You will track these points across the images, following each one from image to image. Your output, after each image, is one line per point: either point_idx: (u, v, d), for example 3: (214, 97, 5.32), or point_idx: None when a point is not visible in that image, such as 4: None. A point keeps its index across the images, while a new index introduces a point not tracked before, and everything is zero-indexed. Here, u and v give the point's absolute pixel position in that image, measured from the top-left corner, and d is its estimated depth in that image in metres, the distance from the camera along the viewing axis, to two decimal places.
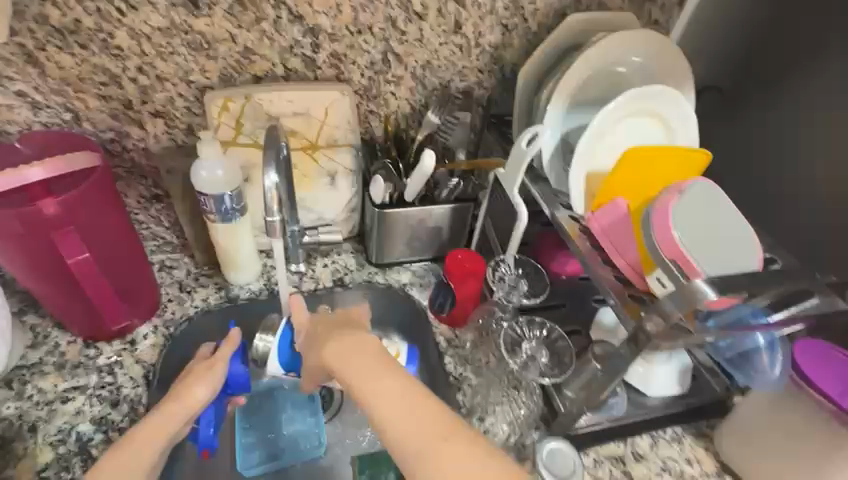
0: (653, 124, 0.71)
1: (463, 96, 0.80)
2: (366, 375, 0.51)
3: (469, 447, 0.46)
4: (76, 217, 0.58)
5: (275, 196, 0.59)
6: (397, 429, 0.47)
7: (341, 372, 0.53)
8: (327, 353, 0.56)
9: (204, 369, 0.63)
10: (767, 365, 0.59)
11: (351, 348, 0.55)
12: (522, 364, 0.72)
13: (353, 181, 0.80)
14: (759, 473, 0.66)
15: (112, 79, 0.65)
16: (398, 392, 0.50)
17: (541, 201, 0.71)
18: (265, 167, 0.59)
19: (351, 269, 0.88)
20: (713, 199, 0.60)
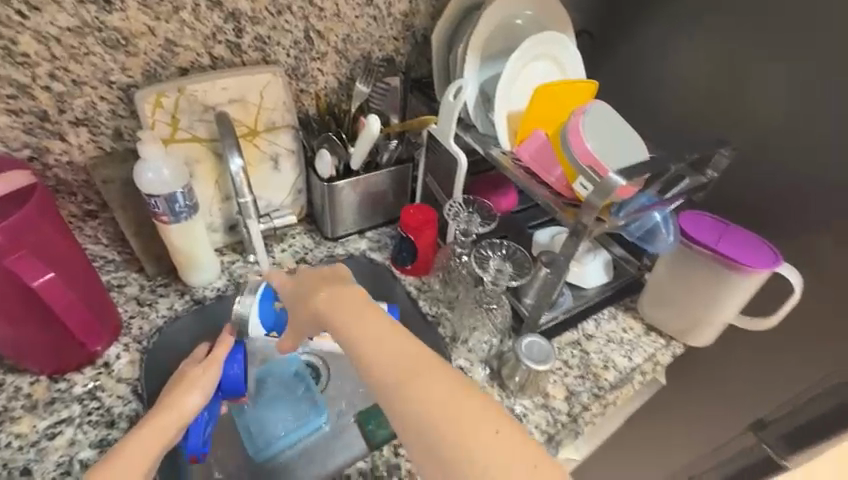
0: (549, 65, 0.81)
1: (385, 63, 0.85)
2: (377, 331, 0.51)
3: (445, 376, 0.47)
4: (24, 241, 0.55)
5: (244, 178, 0.65)
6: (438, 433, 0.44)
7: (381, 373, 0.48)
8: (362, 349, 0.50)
9: (200, 372, 0.61)
10: (664, 234, 0.74)
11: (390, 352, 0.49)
12: (493, 276, 0.75)
13: (296, 162, 0.86)
14: (677, 323, 0.82)
15: (20, 90, 0.61)
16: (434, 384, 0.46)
17: (475, 144, 0.79)
18: (229, 152, 0.65)
19: (309, 247, 0.94)
20: (605, 111, 0.69)
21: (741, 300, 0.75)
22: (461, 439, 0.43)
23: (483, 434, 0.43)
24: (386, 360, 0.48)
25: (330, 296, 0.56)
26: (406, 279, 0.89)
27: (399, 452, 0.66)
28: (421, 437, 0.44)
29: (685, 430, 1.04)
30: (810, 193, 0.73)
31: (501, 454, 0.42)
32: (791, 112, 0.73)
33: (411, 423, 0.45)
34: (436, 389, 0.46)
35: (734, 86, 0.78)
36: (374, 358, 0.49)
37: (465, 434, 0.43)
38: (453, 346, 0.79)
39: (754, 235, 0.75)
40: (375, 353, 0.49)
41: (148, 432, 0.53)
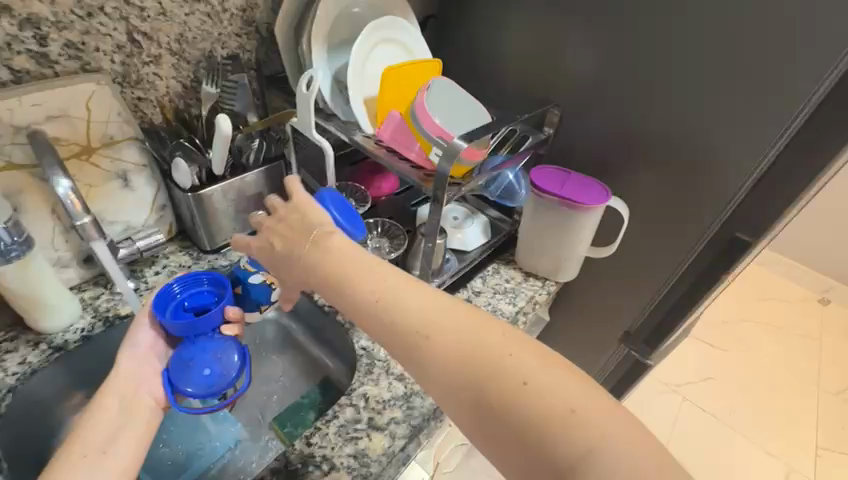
0: (396, 49, 0.85)
1: (230, 60, 0.81)
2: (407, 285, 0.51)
3: (465, 328, 0.47)
4: None
5: (74, 198, 0.59)
6: (466, 373, 0.45)
7: (410, 322, 0.49)
8: (391, 299, 0.50)
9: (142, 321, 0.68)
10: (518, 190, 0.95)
11: (422, 304, 0.49)
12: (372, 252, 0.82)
13: (151, 176, 0.79)
14: (547, 265, 0.94)
15: None
16: (467, 333, 0.47)
17: (338, 132, 0.80)
18: (50, 174, 0.58)
19: (186, 264, 0.89)
20: (448, 86, 0.75)
21: (588, 235, 0.88)
22: (494, 383, 0.43)
23: (513, 383, 0.43)
24: (408, 311, 0.49)
25: (338, 257, 0.56)
26: None
27: (310, 442, 0.66)
28: (446, 382, 0.46)
29: (574, 355, 1.20)
30: (625, 136, 0.87)
31: (535, 400, 0.42)
32: (599, 70, 0.85)
33: (439, 371, 0.46)
34: (479, 339, 0.46)
35: (554, 52, 0.90)
36: (404, 305, 0.50)
37: (490, 377, 0.44)
38: (352, 330, 0.82)
39: (589, 178, 0.88)
40: (406, 301, 0.50)
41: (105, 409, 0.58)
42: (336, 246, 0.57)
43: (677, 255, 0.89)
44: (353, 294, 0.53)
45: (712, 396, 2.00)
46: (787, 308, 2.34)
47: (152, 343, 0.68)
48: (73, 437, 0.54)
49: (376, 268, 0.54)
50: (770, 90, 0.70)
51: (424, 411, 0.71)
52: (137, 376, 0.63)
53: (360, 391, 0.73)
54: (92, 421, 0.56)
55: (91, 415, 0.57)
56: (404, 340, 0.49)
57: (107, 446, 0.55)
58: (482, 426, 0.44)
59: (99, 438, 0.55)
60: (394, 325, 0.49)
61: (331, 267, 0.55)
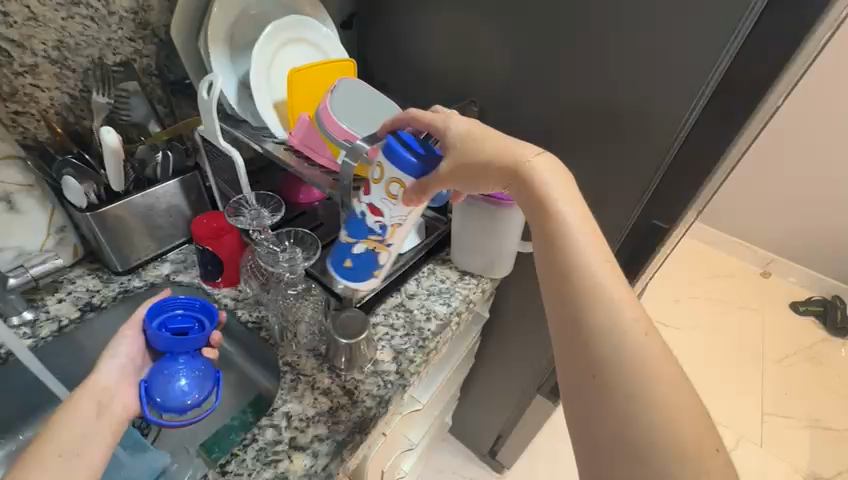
0: (307, 49, 0.81)
1: (121, 68, 0.76)
2: (608, 267, 0.46)
3: (658, 348, 0.42)
4: None
5: None
6: (634, 371, 0.41)
7: (594, 292, 0.45)
8: (577, 267, 0.46)
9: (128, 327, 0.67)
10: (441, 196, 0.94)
11: (611, 289, 0.45)
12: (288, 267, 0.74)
13: (41, 197, 0.74)
14: (480, 263, 0.93)
15: None
16: (655, 351, 0.42)
17: (248, 140, 0.76)
18: None
19: (95, 289, 0.82)
20: (358, 87, 0.72)
21: (516, 230, 0.88)
22: (661, 404, 0.39)
23: (687, 430, 0.38)
24: (599, 286, 0.45)
25: (547, 175, 0.53)
26: (220, 293, 0.85)
27: (225, 471, 0.62)
28: (600, 362, 0.42)
29: (521, 347, 1.21)
30: (545, 129, 0.87)
31: (698, 456, 0.37)
32: (513, 64, 0.85)
33: (594, 339, 0.43)
34: (664, 364, 0.41)
35: (469, 47, 0.89)
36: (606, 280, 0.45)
37: (663, 401, 0.39)
38: (278, 346, 0.79)
39: None
40: (611, 280, 0.45)
41: (79, 412, 0.56)
42: (552, 170, 0.53)
43: (603, 244, 0.90)
44: (560, 216, 0.49)
45: None
46: (731, 282, 2.46)
47: (132, 353, 0.66)
48: (44, 435, 0.53)
49: (595, 236, 0.49)
50: (669, 79, 0.71)
51: (351, 424, 0.68)
52: (116, 382, 0.62)
53: (282, 409, 0.70)
54: (68, 419, 0.55)
55: (64, 415, 0.55)
56: (578, 278, 0.46)
57: (79, 449, 0.53)
58: (610, 428, 0.40)
59: (70, 439, 0.53)
60: (583, 259, 0.47)
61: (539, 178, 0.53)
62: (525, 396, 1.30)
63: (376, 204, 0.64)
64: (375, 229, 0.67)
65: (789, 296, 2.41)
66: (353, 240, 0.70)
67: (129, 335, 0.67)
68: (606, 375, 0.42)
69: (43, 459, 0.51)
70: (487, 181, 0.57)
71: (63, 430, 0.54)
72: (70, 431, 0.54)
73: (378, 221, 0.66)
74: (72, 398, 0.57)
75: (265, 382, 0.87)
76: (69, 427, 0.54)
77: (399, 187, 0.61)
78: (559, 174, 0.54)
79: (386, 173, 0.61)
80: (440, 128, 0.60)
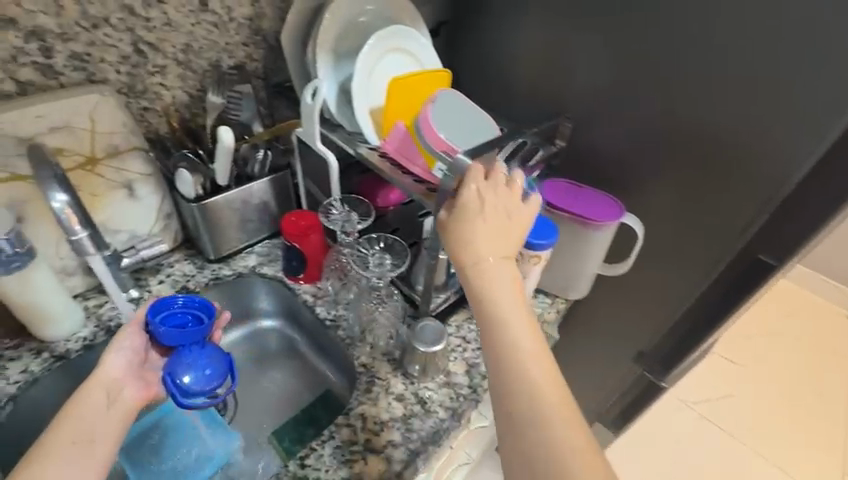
0: (405, 59, 0.83)
1: (236, 71, 0.81)
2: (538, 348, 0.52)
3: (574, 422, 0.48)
4: None
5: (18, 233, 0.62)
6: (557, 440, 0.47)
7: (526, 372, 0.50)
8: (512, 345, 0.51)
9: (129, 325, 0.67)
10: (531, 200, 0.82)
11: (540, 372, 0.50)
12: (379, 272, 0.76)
13: (156, 185, 0.79)
14: (555, 281, 0.91)
15: None
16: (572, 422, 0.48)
17: (344, 144, 0.79)
18: None
19: (190, 274, 0.89)
20: (457, 100, 0.72)
21: (601, 252, 0.85)
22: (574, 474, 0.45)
23: None
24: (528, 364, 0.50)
25: (506, 291, 0.55)
26: (300, 288, 0.88)
27: (304, 464, 0.64)
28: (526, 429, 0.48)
29: (586, 371, 1.16)
30: (639, 150, 0.83)
31: None
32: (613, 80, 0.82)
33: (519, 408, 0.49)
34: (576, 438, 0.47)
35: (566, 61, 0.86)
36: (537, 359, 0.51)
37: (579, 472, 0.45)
38: (353, 346, 0.80)
39: (602, 193, 0.85)
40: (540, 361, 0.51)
41: (84, 406, 0.56)
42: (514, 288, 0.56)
43: (694, 275, 0.85)
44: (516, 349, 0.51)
45: (733, 414, 1.92)
46: (816, 324, 2.24)
47: (137, 347, 0.66)
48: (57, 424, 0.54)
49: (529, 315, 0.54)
50: (794, 104, 0.66)
51: (424, 434, 0.69)
52: (120, 374, 0.63)
53: (358, 410, 0.71)
54: (82, 408, 0.56)
55: (74, 407, 0.56)
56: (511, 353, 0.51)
57: (95, 435, 0.55)
58: None
59: (82, 429, 0.54)
60: (537, 400, 0.48)
61: (501, 295, 0.55)
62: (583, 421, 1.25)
63: None
64: None
65: None
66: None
67: (126, 335, 0.66)
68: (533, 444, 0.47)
69: (61, 445, 0.53)
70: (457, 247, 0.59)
71: (67, 424, 0.54)
72: (78, 423, 0.55)
73: None
74: (80, 390, 0.58)
75: (335, 378, 0.90)
76: (81, 417, 0.55)
77: (534, 257, 0.74)
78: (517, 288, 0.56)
79: None
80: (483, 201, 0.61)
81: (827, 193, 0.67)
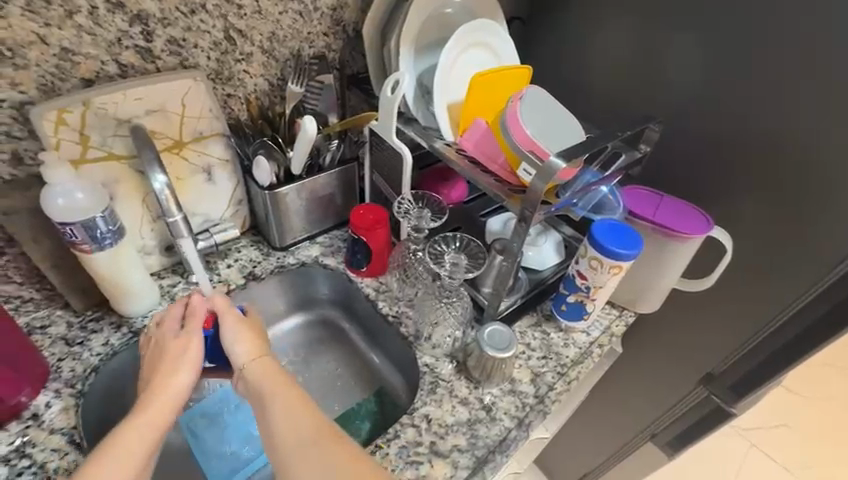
0: (485, 54, 0.80)
1: (317, 60, 0.80)
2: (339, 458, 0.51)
3: None
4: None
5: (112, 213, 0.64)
6: None
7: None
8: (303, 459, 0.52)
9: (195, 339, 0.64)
10: (614, 205, 0.77)
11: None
12: (450, 270, 0.74)
13: (233, 171, 0.81)
14: (624, 292, 0.87)
15: None
16: None
17: (419, 139, 0.77)
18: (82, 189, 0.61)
19: (256, 259, 0.90)
20: (543, 100, 0.69)
21: (681, 267, 0.80)
22: None
23: None
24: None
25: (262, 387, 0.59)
26: (362, 281, 0.88)
27: None
28: None
29: (643, 387, 1.12)
30: (731, 160, 0.78)
31: None
32: (711, 85, 0.77)
33: None
34: None
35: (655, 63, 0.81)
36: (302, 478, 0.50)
37: None
38: (417, 344, 0.79)
39: (685, 202, 0.80)
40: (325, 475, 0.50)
41: (148, 424, 0.54)
42: (264, 375, 0.60)
43: (783, 298, 0.78)
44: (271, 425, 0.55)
45: (787, 444, 1.81)
46: None
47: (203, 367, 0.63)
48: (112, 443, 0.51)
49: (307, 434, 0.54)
50: None
51: (490, 441, 0.67)
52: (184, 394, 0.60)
53: (422, 411, 0.69)
54: (143, 430, 0.53)
55: (134, 423, 0.53)
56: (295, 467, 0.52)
57: (142, 471, 0.52)
58: None
59: (141, 450, 0.52)
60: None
61: (268, 389, 0.59)
62: (634, 438, 1.21)
63: (584, 270, 0.73)
64: (580, 287, 0.76)
65: None
66: (565, 290, 0.79)
67: (194, 348, 0.63)
68: None
69: (111, 470, 0.49)
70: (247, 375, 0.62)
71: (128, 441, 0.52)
72: (136, 445, 0.52)
73: (583, 282, 0.74)
74: (143, 406, 0.55)
75: (391, 375, 0.89)
76: (135, 441, 0.52)
77: (615, 268, 0.70)
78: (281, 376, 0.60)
79: (587, 251, 0.72)
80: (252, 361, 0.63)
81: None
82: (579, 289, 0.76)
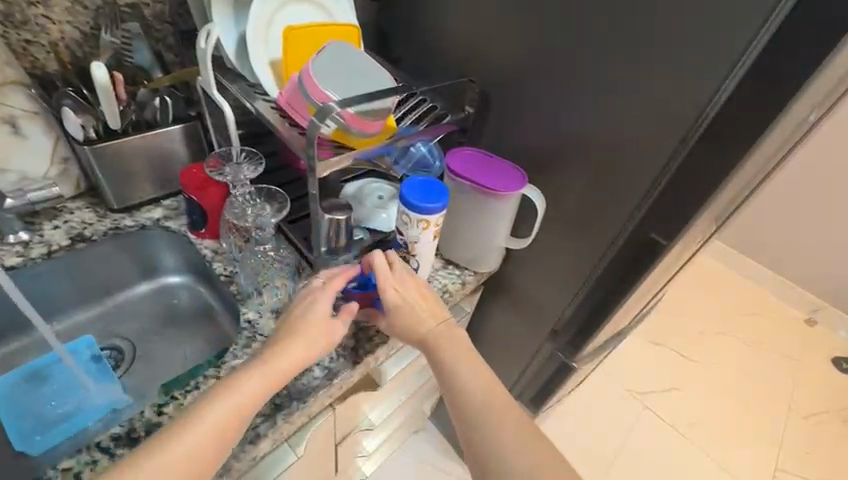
0: (312, 11, 0.80)
1: (131, 10, 0.79)
2: (489, 383, 0.64)
3: (513, 442, 0.59)
4: None
5: None
6: (507, 454, 0.58)
7: (470, 400, 0.62)
8: (465, 376, 0.64)
9: (313, 313, 0.64)
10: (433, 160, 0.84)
11: (481, 395, 0.62)
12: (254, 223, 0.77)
13: (46, 125, 0.77)
14: (461, 252, 0.90)
15: None
16: (513, 441, 0.59)
17: (240, 97, 0.76)
18: None
19: (89, 221, 0.86)
20: (348, 53, 0.70)
21: (503, 223, 0.84)
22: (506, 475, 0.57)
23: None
24: (472, 396, 0.62)
25: (449, 350, 0.67)
26: (203, 243, 0.87)
27: (160, 412, 0.63)
28: (481, 437, 0.60)
29: (507, 350, 1.16)
30: None
31: None
32: (518, 51, 0.77)
33: (475, 427, 0.61)
34: (520, 446, 0.58)
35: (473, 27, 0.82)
36: (473, 391, 0.63)
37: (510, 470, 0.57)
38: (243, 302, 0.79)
39: (506, 161, 0.83)
40: (477, 391, 0.63)
41: (246, 389, 0.56)
42: (418, 322, 0.69)
43: (594, 255, 0.82)
44: (445, 353, 0.66)
45: (673, 405, 1.95)
46: (761, 321, 2.28)
47: (328, 327, 0.64)
48: (205, 400, 0.55)
49: (470, 357, 0.67)
50: (678, 79, 0.62)
51: (294, 389, 0.68)
52: (283, 361, 0.59)
53: (231, 364, 0.70)
54: (245, 397, 0.56)
55: (230, 387, 0.56)
56: (459, 393, 0.63)
57: (235, 432, 0.55)
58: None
59: (221, 415, 0.54)
60: (488, 407, 0.61)
61: (436, 338, 0.68)
62: None
63: (400, 226, 0.76)
64: (400, 242, 0.78)
65: (830, 349, 2.20)
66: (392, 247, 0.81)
67: (316, 323, 0.63)
68: (493, 451, 0.59)
69: (206, 432, 0.52)
70: (413, 321, 0.69)
71: (220, 403, 0.55)
72: (228, 406, 0.55)
73: (401, 238, 0.76)
74: (252, 366, 0.58)
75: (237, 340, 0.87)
76: (236, 402, 0.55)
77: (424, 223, 0.73)
78: (460, 343, 0.68)
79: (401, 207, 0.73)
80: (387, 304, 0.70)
81: (723, 162, 0.63)
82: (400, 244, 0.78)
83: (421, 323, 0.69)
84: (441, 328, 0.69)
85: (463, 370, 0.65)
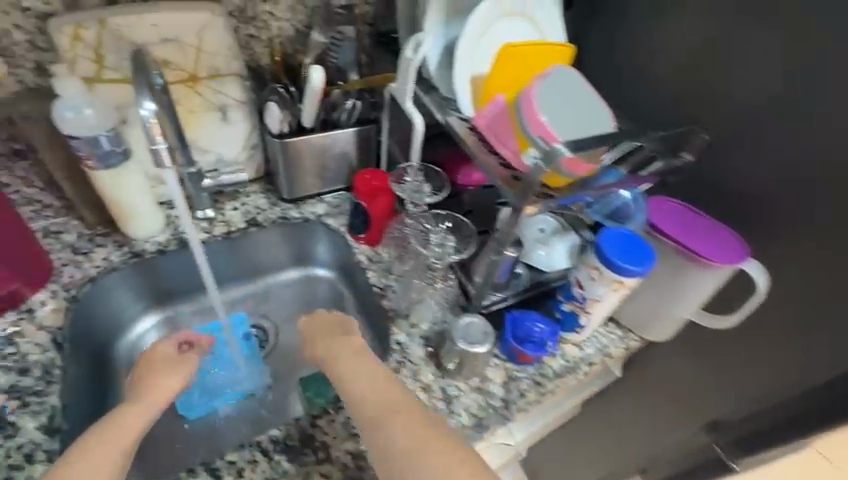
0: (521, 24, 0.74)
1: (344, 10, 0.79)
2: (395, 430, 0.50)
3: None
4: None
5: (116, 135, 0.65)
6: None
7: (384, 434, 0.50)
8: (369, 409, 0.53)
9: (166, 365, 0.67)
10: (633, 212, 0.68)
11: (406, 429, 0.50)
12: (436, 254, 0.73)
13: (249, 114, 0.80)
14: (632, 313, 0.78)
15: None
16: None
17: (433, 108, 0.72)
18: (78, 103, 0.63)
19: (263, 208, 0.90)
20: (572, 83, 0.62)
21: (700, 295, 0.70)
22: None
23: None
24: (387, 437, 0.50)
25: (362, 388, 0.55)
26: (359, 248, 0.86)
27: (315, 424, 0.63)
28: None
29: None
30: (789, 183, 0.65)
31: None
32: (770, 103, 0.62)
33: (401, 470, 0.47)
34: None
35: (706, 63, 0.69)
36: (388, 422, 0.51)
37: None
38: (395, 321, 0.76)
39: (721, 224, 0.69)
40: (387, 424, 0.51)
41: (113, 435, 0.52)
42: (351, 353, 0.62)
43: None
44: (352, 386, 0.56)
45: None
46: None
47: (175, 387, 0.64)
48: (84, 441, 0.51)
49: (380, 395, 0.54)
50: None
51: None
52: (137, 409, 0.58)
53: None
54: (133, 420, 0.56)
55: (100, 431, 0.52)
56: (374, 415, 0.52)
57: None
58: None
59: (93, 463, 0.48)
60: (417, 445, 0.48)
61: (339, 368, 0.60)
62: None
63: (582, 280, 0.67)
64: (576, 296, 0.69)
65: None
66: (560, 297, 0.72)
67: (173, 369, 0.67)
68: None
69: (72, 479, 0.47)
70: (348, 347, 0.63)
71: (82, 455, 0.49)
72: (97, 452, 0.50)
73: (580, 292, 0.67)
74: (112, 415, 0.55)
75: None
76: (106, 443, 0.51)
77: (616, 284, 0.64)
78: (378, 373, 0.58)
79: (592, 261, 0.64)
80: (311, 342, 0.68)
81: None
82: (575, 299, 0.69)
83: (364, 350, 0.62)
84: (356, 355, 0.61)
85: (366, 403, 0.54)
